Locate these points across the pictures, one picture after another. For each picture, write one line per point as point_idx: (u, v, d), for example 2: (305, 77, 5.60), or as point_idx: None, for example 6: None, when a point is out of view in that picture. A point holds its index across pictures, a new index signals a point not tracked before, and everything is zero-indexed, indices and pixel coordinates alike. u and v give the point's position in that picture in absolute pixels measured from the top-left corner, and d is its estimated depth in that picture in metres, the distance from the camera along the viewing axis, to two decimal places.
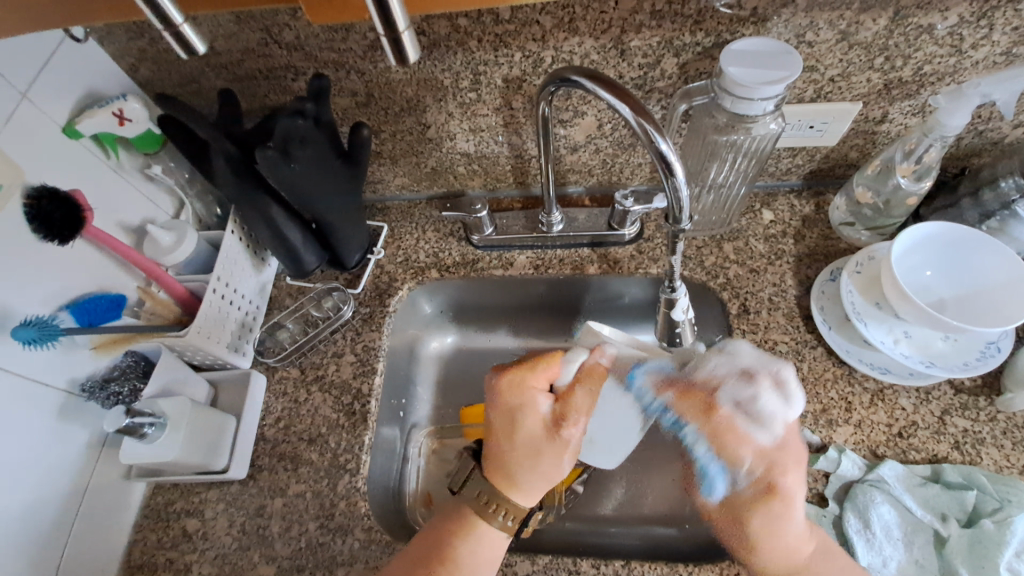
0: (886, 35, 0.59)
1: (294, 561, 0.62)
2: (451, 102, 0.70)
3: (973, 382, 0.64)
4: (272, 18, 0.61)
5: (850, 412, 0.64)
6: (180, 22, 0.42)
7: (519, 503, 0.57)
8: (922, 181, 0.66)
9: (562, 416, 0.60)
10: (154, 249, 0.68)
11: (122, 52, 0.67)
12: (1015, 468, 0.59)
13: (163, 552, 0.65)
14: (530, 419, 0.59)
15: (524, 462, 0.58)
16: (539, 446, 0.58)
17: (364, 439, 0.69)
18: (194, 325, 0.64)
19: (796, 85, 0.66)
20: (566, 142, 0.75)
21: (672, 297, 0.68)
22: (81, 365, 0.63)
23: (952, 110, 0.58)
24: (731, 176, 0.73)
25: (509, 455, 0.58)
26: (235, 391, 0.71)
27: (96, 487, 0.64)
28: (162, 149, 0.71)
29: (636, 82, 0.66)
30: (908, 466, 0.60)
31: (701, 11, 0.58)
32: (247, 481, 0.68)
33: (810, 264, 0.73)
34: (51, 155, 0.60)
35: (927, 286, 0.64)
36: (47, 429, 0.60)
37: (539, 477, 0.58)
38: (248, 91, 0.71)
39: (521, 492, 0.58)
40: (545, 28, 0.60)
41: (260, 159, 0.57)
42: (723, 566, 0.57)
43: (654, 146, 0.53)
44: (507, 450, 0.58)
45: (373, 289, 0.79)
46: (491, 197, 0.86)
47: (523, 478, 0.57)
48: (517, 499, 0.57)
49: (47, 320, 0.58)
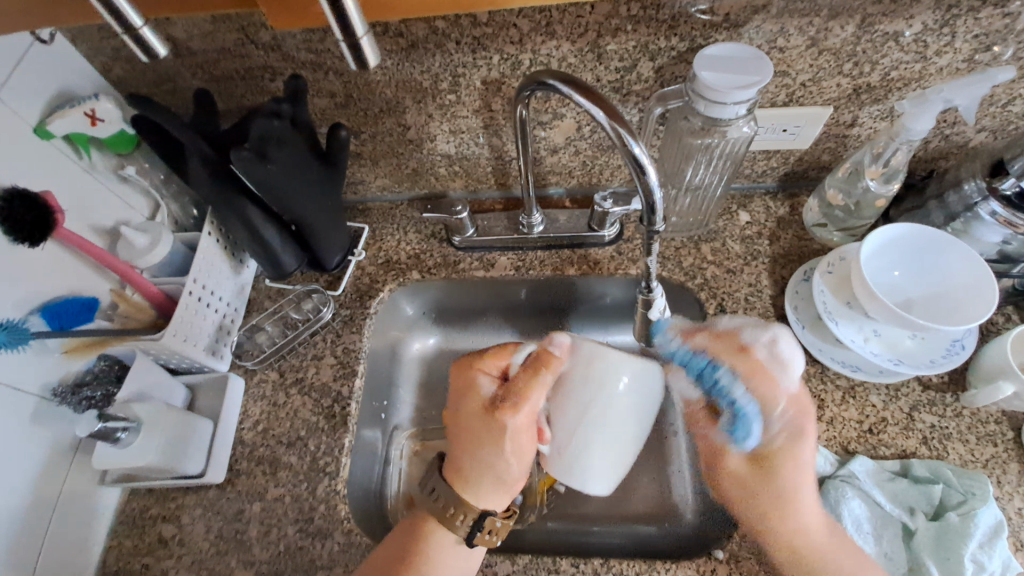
0: (854, 41, 0.61)
1: (273, 565, 0.62)
2: (430, 103, 0.70)
3: (941, 379, 0.66)
4: (248, 18, 0.61)
5: (823, 409, 0.65)
6: (140, 26, 0.41)
7: (468, 499, 0.58)
8: (890, 184, 0.68)
9: (504, 399, 0.60)
10: (128, 251, 0.67)
11: (94, 51, 0.66)
12: (980, 462, 0.61)
13: (138, 559, 0.64)
14: (472, 407, 0.60)
15: (469, 450, 0.59)
16: (480, 433, 0.59)
17: (344, 441, 0.68)
18: (169, 328, 0.64)
19: (768, 90, 0.67)
20: (545, 143, 0.75)
21: (649, 298, 0.68)
22: (52, 370, 0.62)
23: (916, 115, 0.60)
24: (707, 178, 0.74)
25: (460, 445, 0.60)
26: (213, 394, 0.71)
27: (69, 494, 0.63)
28: (137, 150, 0.70)
29: (613, 85, 0.67)
30: (878, 461, 0.61)
31: (675, 17, 0.59)
32: (224, 485, 0.67)
33: (785, 264, 0.75)
34: (21, 156, 0.59)
35: (896, 285, 0.66)
36: (18, 436, 0.59)
37: (481, 468, 0.59)
38: (225, 92, 0.71)
39: (470, 485, 0.59)
40: (522, 31, 0.61)
41: (234, 160, 0.57)
42: (700, 562, 0.59)
43: (628, 149, 0.53)
44: (456, 439, 0.61)
45: (353, 291, 0.79)
46: (472, 198, 0.86)
47: (466, 470, 0.59)
48: (467, 493, 0.59)
49: (17, 323, 0.57)
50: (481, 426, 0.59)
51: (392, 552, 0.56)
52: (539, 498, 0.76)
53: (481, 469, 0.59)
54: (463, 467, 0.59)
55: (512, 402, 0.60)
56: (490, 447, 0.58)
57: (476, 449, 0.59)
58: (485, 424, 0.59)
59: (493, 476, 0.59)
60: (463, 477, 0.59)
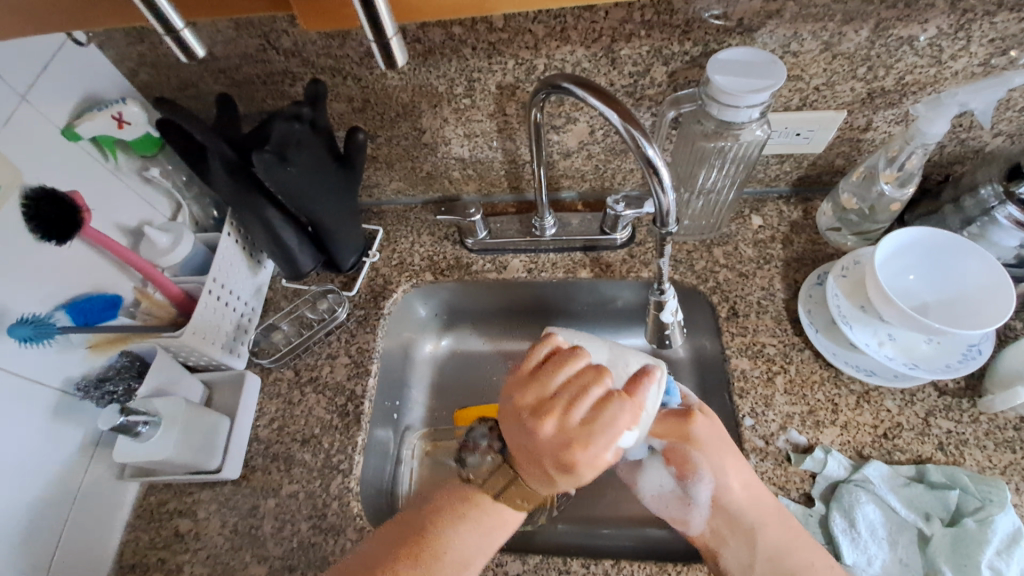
0: (868, 46, 0.61)
1: (286, 561, 0.63)
2: (446, 108, 0.71)
3: (957, 384, 0.65)
4: (270, 24, 0.63)
5: (836, 413, 0.65)
6: (180, 28, 0.42)
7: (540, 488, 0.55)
8: (906, 188, 0.67)
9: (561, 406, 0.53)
10: (151, 251, 0.69)
11: (122, 56, 0.68)
12: (998, 469, 0.60)
13: (154, 553, 0.65)
14: (534, 412, 0.54)
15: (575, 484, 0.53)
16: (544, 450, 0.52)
17: (357, 440, 0.69)
18: (189, 325, 0.65)
19: (782, 94, 0.67)
20: (559, 147, 0.76)
21: (661, 300, 0.68)
22: (76, 365, 0.64)
23: (931, 118, 0.60)
24: (719, 182, 0.74)
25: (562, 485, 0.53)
26: (229, 391, 0.72)
27: (90, 486, 0.65)
28: (160, 152, 0.72)
29: (626, 90, 0.67)
30: (893, 466, 0.61)
31: (688, 22, 0.60)
32: (240, 481, 0.68)
33: (797, 269, 0.75)
34: (50, 156, 0.61)
35: (910, 290, 0.65)
36: (43, 429, 0.60)
37: (595, 474, 0.52)
38: (246, 96, 0.72)
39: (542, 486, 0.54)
40: (537, 36, 0.62)
41: (255, 161, 0.58)
42: (713, 565, 0.58)
43: (642, 151, 0.54)
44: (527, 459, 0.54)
45: (367, 291, 0.80)
46: (485, 202, 0.87)
47: (558, 483, 0.53)
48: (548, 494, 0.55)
49: (44, 319, 0.59)
50: (533, 438, 0.53)
51: (388, 543, 0.55)
52: (550, 502, 0.74)
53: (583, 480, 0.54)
54: (536, 475, 0.54)
55: (569, 460, 0.51)
56: (587, 467, 0.51)
57: (509, 443, 0.55)
58: (568, 464, 0.51)
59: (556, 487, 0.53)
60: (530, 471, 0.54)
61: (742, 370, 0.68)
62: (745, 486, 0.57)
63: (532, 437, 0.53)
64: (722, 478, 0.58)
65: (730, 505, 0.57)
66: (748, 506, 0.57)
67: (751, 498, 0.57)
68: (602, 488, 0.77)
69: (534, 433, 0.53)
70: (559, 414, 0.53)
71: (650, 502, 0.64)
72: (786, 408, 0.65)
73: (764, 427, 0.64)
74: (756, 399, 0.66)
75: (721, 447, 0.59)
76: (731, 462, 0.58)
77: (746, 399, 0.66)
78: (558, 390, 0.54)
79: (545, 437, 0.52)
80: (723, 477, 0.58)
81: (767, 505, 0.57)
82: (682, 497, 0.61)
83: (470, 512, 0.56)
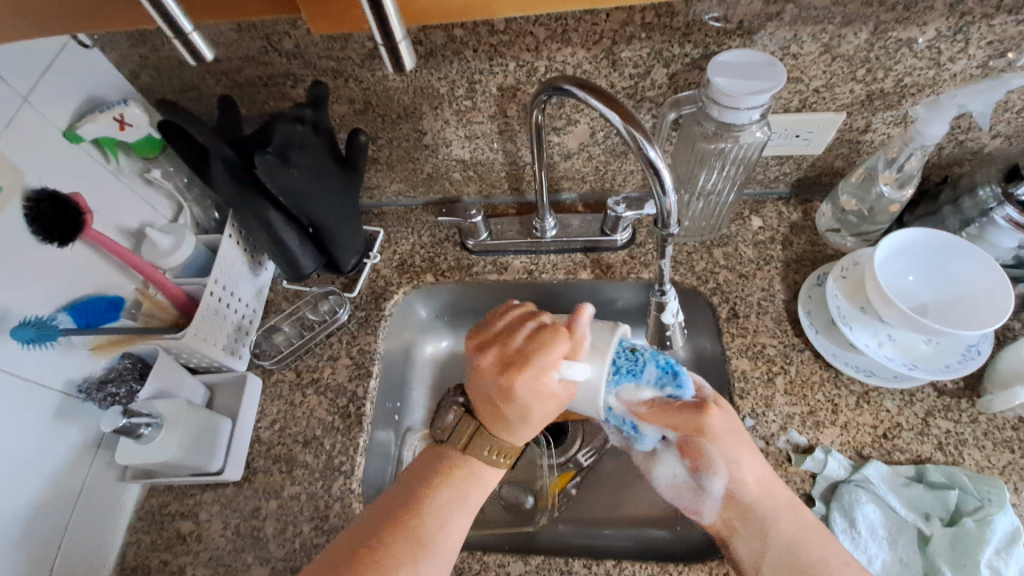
0: (867, 48, 0.62)
1: (288, 562, 0.63)
2: (447, 109, 0.72)
3: (956, 385, 0.66)
4: (272, 27, 0.63)
5: (836, 414, 0.65)
6: (190, 31, 0.42)
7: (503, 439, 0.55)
8: (905, 189, 0.68)
9: (505, 346, 0.53)
10: (152, 252, 0.69)
11: (123, 58, 0.68)
12: (996, 469, 0.60)
13: (157, 554, 0.65)
14: (483, 351, 0.54)
15: (535, 424, 0.54)
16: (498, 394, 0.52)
17: (359, 441, 0.69)
18: (190, 327, 0.65)
19: (781, 96, 0.68)
20: (559, 149, 0.77)
21: (662, 301, 0.68)
22: (78, 366, 0.64)
23: (930, 120, 0.60)
24: (719, 183, 0.75)
25: (517, 426, 0.53)
26: (230, 392, 0.72)
27: (92, 488, 0.65)
28: (162, 154, 0.72)
29: (627, 92, 0.68)
30: (893, 467, 0.61)
31: (689, 24, 0.60)
32: (242, 482, 0.68)
33: (797, 270, 0.75)
34: (52, 158, 0.61)
35: (910, 291, 0.65)
36: (45, 431, 0.60)
37: (537, 398, 0.52)
38: (247, 98, 0.73)
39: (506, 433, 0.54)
40: (538, 38, 0.62)
41: (257, 163, 0.58)
42: (714, 565, 0.58)
43: (644, 152, 0.54)
44: (486, 410, 0.54)
45: (369, 293, 0.80)
46: (486, 203, 0.88)
47: (508, 419, 0.53)
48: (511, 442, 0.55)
49: (46, 321, 0.59)
50: (486, 382, 0.53)
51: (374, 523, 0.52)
52: (550, 501, 0.76)
53: (538, 420, 0.54)
54: (490, 416, 0.54)
55: (507, 405, 0.52)
56: (537, 401, 0.52)
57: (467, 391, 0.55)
58: (509, 394, 0.52)
59: (508, 423, 0.53)
60: (490, 422, 0.54)
61: (743, 371, 0.68)
62: (758, 480, 0.57)
63: (498, 388, 0.52)
64: (737, 472, 0.57)
65: (744, 499, 0.57)
66: (760, 502, 0.56)
67: (762, 495, 0.57)
68: (603, 488, 0.77)
69: (499, 385, 0.52)
70: (499, 345, 0.53)
71: (664, 489, 0.67)
72: (787, 408, 0.66)
73: (765, 427, 0.65)
74: (756, 399, 0.66)
75: (736, 441, 0.58)
76: (746, 458, 0.58)
77: (747, 400, 0.67)
78: (499, 330, 0.55)
79: (492, 378, 0.52)
80: (737, 471, 0.57)
81: (777, 501, 0.56)
82: (695, 488, 0.61)
83: (453, 477, 0.54)
